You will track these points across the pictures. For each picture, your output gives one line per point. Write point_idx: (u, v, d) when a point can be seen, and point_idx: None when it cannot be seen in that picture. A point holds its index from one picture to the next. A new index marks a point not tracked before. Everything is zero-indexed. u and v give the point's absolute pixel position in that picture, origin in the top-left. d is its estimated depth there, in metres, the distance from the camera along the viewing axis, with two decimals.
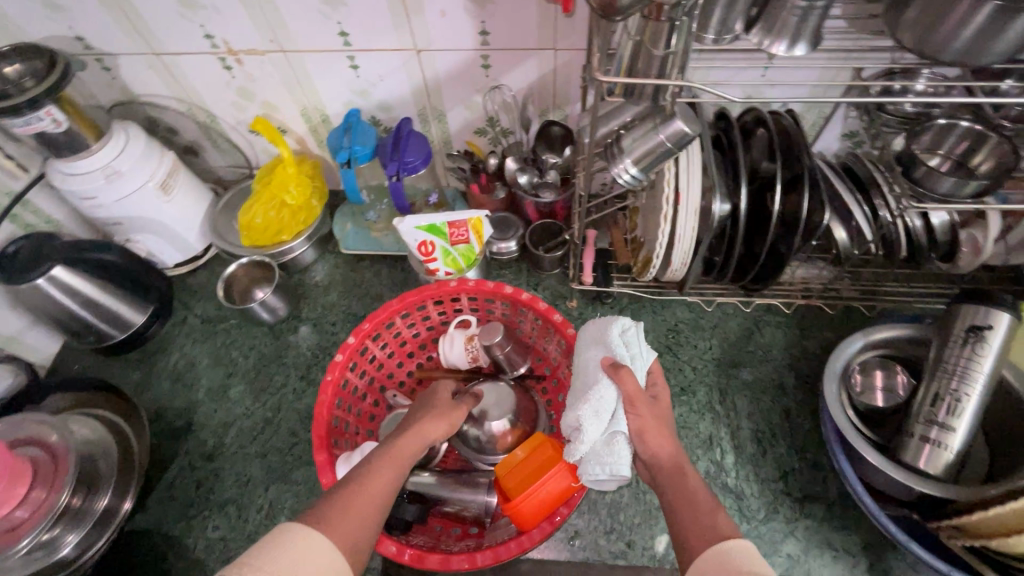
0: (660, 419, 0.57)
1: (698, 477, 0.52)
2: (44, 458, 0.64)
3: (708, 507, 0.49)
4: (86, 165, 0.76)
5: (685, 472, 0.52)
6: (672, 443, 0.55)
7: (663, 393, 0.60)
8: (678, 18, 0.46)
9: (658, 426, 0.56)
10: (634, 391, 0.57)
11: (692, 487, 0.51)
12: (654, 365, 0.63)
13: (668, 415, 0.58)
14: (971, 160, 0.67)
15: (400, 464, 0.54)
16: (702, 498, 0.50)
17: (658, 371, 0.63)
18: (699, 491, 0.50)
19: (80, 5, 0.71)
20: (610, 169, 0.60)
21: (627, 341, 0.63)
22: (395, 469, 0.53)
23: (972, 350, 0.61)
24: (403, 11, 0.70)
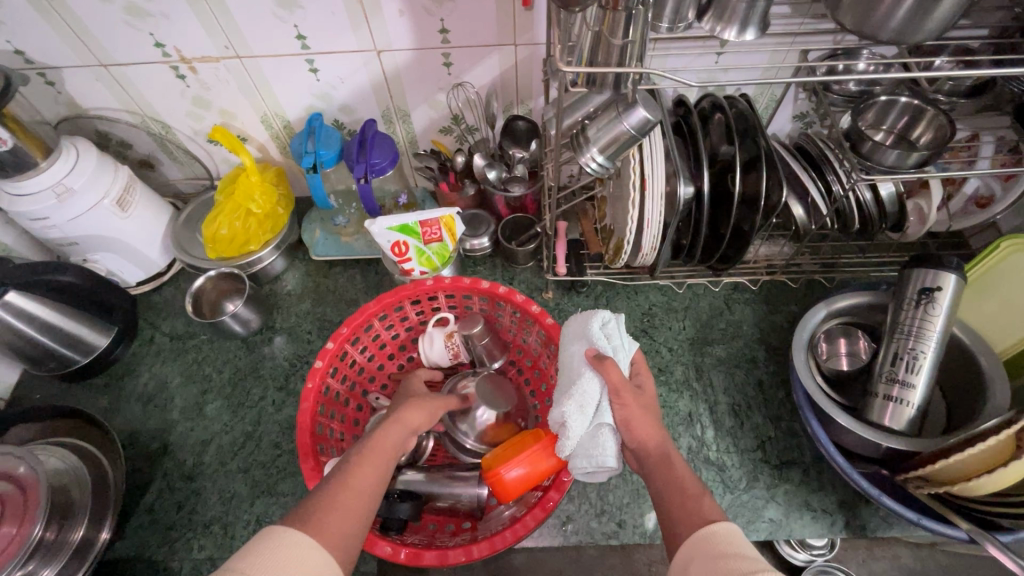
0: (645, 409, 0.59)
1: (684, 463, 0.54)
2: (13, 493, 0.61)
3: (692, 488, 0.51)
4: (35, 185, 0.73)
5: (671, 458, 0.54)
6: (657, 430, 0.57)
7: (646, 381, 0.62)
8: (634, 7, 0.47)
9: (642, 414, 0.58)
10: (618, 381, 0.59)
11: (676, 472, 0.53)
12: (637, 355, 0.65)
13: (653, 404, 0.60)
14: (912, 133, 0.72)
15: (383, 458, 0.54)
16: (686, 480, 0.52)
17: (640, 360, 0.64)
18: (684, 474, 0.52)
19: (18, 17, 0.68)
20: (577, 158, 0.62)
21: (608, 332, 0.65)
22: (378, 464, 0.53)
23: (926, 310, 0.65)
24: (360, 11, 0.69)
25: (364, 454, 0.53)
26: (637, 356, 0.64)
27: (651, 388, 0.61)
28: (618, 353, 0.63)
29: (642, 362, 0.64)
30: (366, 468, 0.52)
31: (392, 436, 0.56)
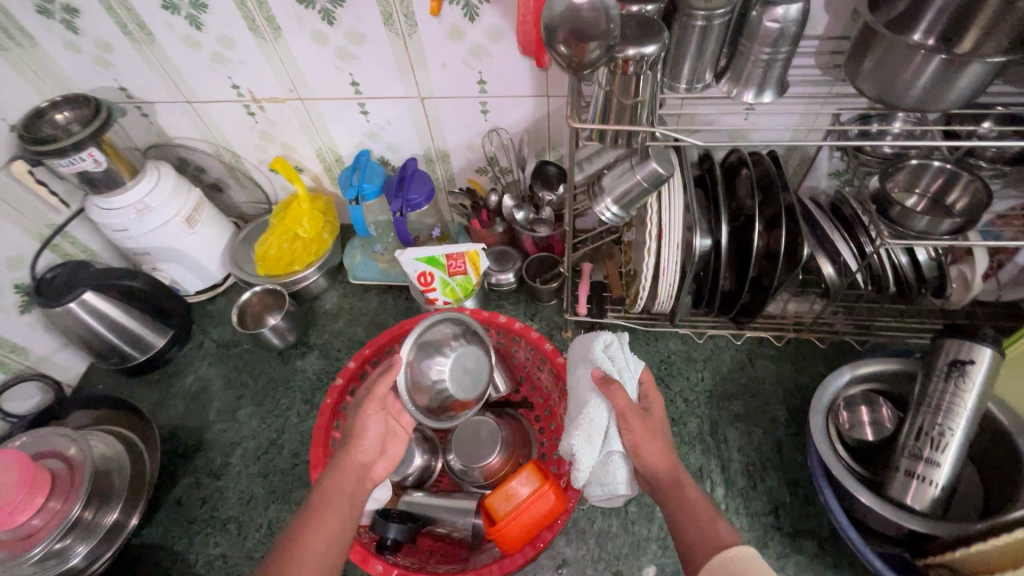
0: (658, 433, 0.59)
1: (695, 488, 0.55)
2: (63, 471, 0.69)
3: (706, 516, 0.52)
4: (120, 201, 0.85)
5: (681, 483, 0.56)
6: (668, 455, 0.57)
7: (654, 404, 0.62)
8: (642, 71, 0.50)
9: (651, 439, 0.58)
10: (628, 409, 0.59)
11: (688, 500, 0.54)
12: (647, 376, 0.66)
13: (663, 426, 0.60)
14: (946, 198, 0.69)
15: (329, 511, 0.56)
16: (700, 507, 0.53)
17: (649, 379, 0.65)
18: (695, 497, 0.54)
19: (126, 61, 0.81)
20: (594, 207, 0.65)
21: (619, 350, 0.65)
22: (326, 517, 0.55)
23: (956, 384, 0.61)
24: (408, 64, 0.77)
25: (313, 509, 0.56)
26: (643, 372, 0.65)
27: (660, 412, 0.62)
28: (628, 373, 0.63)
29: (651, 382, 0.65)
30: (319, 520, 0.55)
31: (340, 483, 0.59)
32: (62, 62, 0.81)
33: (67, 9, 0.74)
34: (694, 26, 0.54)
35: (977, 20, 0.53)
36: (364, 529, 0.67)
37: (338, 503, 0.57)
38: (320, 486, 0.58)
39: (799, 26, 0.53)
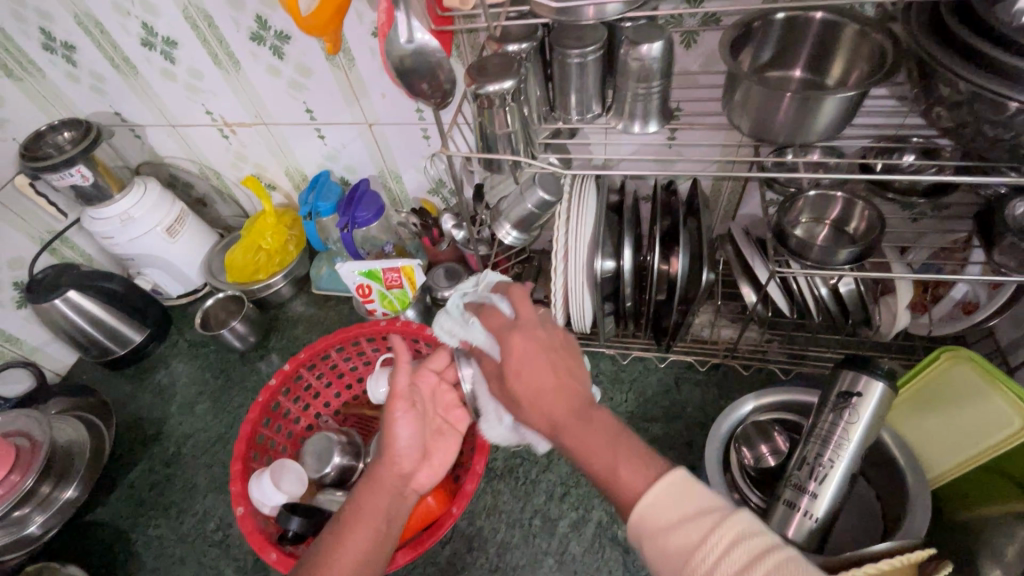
0: (525, 382, 0.51)
1: (578, 427, 0.48)
2: (26, 447, 0.78)
3: (601, 464, 0.45)
4: (107, 212, 0.95)
5: (564, 435, 0.49)
6: (541, 405, 0.50)
7: (512, 342, 0.53)
8: (505, 105, 0.54)
9: (519, 396, 0.52)
10: (495, 373, 0.57)
11: (578, 454, 0.47)
12: (490, 320, 0.57)
13: (525, 367, 0.52)
14: (850, 226, 0.69)
15: (367, 524, 0.55)
16: (593, 456, 0.46)
17: (492, 320, 0.57)
18: (582, 443, 0.47)
19: (118, 90, 0.92)
20: (499, 231, 0.69)
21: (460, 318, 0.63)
22: (366, 529, 0.55)
23: (845, 417, 0.60)
24: (352, 94, 0.84)
25: (347, 522, 0.55)
26: (487, 318, 0.58)
27: (520, 349, 0.53)
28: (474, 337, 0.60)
29: (500, 321, 0.56)
30: (351, 534, 0.54)
31: (378, 496, 0.57)
32: (66, 90, 0.94)
33: (66, 45, 0.86)
34: (571, 64, 0.58)
35: (839, 54, 0.54)
36: (272, 518, 0.73)
37: (372, 515, 0.56)
38: (357, 497, 0.57)
39: (664, 63, 0.56)
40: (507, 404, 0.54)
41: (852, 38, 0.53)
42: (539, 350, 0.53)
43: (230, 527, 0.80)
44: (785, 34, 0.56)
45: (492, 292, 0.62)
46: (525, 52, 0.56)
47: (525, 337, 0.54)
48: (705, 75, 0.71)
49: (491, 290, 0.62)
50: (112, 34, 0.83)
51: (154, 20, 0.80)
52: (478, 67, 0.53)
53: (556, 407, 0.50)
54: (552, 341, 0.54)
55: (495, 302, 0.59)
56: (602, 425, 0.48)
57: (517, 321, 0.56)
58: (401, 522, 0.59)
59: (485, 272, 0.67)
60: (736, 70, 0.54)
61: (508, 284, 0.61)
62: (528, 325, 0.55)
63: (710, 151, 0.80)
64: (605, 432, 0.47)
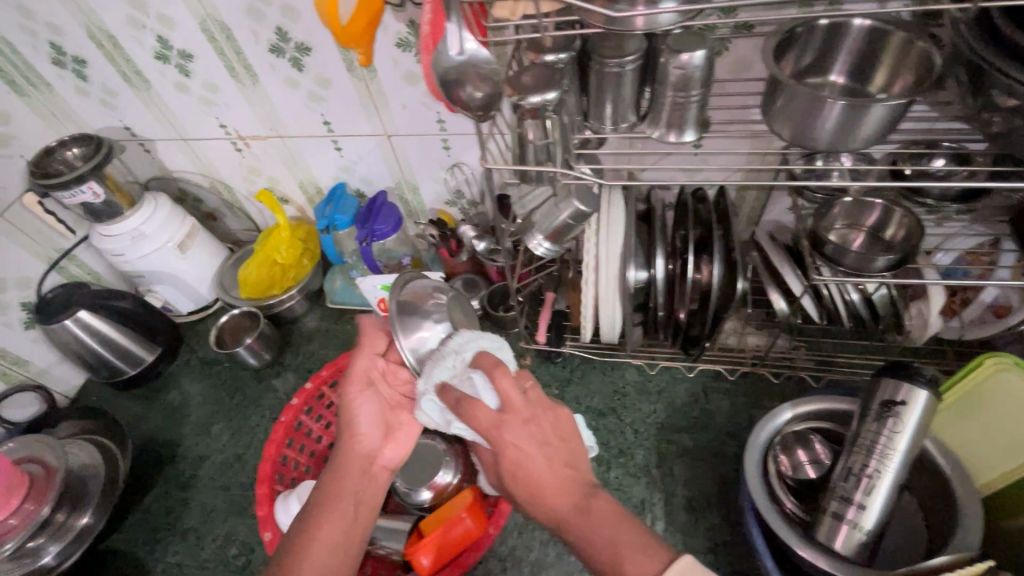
0: (526, 477, 0.53)
1: (582, 518, 0.51)
2: (40, 474, 0.75)
3: (607, 558, 0.48)
4: (118, 229, 0.93)
5: (569, 528, 0.51)
6: (545, 498, 0.52)
7: (506, 443, 0.53)
8: (547, 116, 0.53)
9: (521, 491, 0.53)
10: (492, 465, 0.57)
11: (585, 547, 0.50)
12: (476, 416, 0.54)
13: (523, 460, 0.52)
14: (885, 232, 0.70)
15: (334, 505, 0.57)
16: (600, 550, 0.49)
17: (480, 420, 0.54)
18: (589, 538, 0.49)
19: (129, 105, 0.91)
20: (529, 241, 0.68)
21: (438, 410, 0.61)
22: (333, 512, 0.57)
23: (889, 427, 0.59)
24: (372, 105, 0.83)
25: (316, 508, 0.57)
26: (473, 414, 0.54)
27: (514, 447, 0.53)
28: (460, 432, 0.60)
29: (487, 418, 0.54)
30: (323, 520, 0.56)
31: (342, 480, 0.59)
32: (74, 105, 0.92)
33: (76, 60, 0.85)
34: (609, 72, 0.57)
35: (882, 61, 0.54)
36: None
37: (340, 499, 0.58)
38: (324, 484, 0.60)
39: (706, 70, 0.55)
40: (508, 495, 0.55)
41: (898, 45, 0.52)
42: (533, 442, 0.53)
43: (252, 553, 0.77)
44: (827, 41, 0.56)
45: (473, 371, 0.57)
46: (563, 62, 0.55)
47: (520, 435, 0.53)
48: (735, 81, 0.71)
49: (472, 368, 0.58)
50: (125, 48, 0.82)
51: (170, 33, 0.78)
52: (520, 77, 0.52)
53: (559, 503, 0.52)
54: (548, 430, 0.54)
55: (473, 387, 0.56)
56: (605, 515, 0.50)
57: (505, 414, 0.54)
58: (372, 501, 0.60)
59: (463, 345, 0.61)
60: (779, 76, 0.54)
61: (488, 361, 0.57)
62: (518, 415, 0.54)
63: (736, 157, 0.79)
64: (608, 521, 0.50)
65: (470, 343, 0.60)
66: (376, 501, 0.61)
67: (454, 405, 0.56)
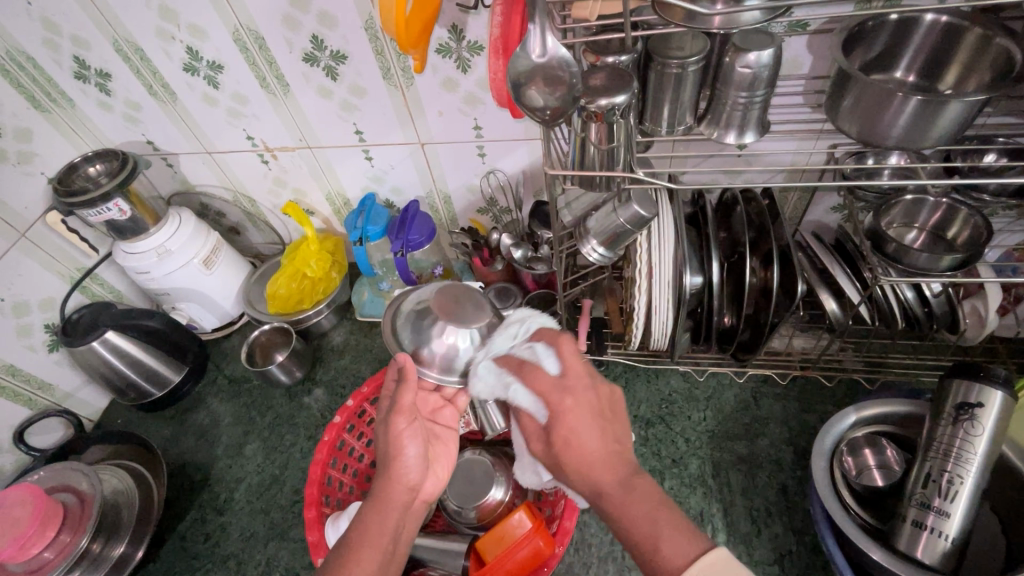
0: (573, 439, 0.51)
1: (617, 489, 0.48)
2: (74, 505, 0.72)
3: (644, 539, 0.45)
4: (143, 246, 0.90)
5: (607, 503, 0.48)
6: (588, 463, 0.50)
7: (558, 400, 0.52)
8: (615, 120, 0.51)
9: (565, 452, 0.51)
10: (537, 434, 0.54)
11: (621, 526, 0.47)
12: (535, 379, 0.54)
13: (574, 423, 0.51)
14: (947, 232, 0.69)
15: (375, 543, 0.53)
16: (635, 530, 0.46)
17: (542, 381, 0.54)
18: (627, 513, 0.47)
19: (153, 118, 0.88)
20: (582, 248, 0.66)
21: (494, 376, 0.57)
22: (375, 552, 0.53)
23: (965, 429, 0.57)
24: (407, 112, 0.80)
25: (354, 546, 0.52)
26: (534, 375, 0.54)
27: (566, 406, 0.52)
28: (518, 399, 0.55)
29: (548, 380, 0.54)
30: (359, 558, 0.52)
31: (383, 515, 0.55)
32: (96, 119, 0.90)
33: (100, 73, 0.83)
34: (669, 73, 0.55)
35: (957, 58, 0.53)
36: None
37: (378, 537, 0.54)
38: (362, 516, 0.55)
39: (773, 69, 0.53)
40: (552, 467, 0.53)
41: (974, 42, 0.51)
42: (588, 410, 0.52)
43: None
44: (895, 36, 0.55)
45: (534, 342, 0.58)
46: (624, 63, 0.53)
47: (578, 400, 0.52)
48: (786, 80, 0.69)
49: (533, 340, 0.58)
50: (152, 61, 0.80)
51: (200, 44, 0.76)
52: (588, 81, 0.50)
53: (602, 473, 0.49)
54: (601, 401, 0.53)
55: (537, 355, 0.56)
56: (646, 495, 0.47)
57: (565, 377, 0.54)
58: (409, 537, 0.57)
59: (524, 316, 0.62)
60: (849, 71, 0.52)
61: (552, 333, 0.58)
62: (578, 380, 0.54)
63: (780, 159, 0.78)
64: (647, 502, 0.47)
65: (530, 320, 0.60)
66: (411, 536, 0.58)
67: (515, 366, 0.56)
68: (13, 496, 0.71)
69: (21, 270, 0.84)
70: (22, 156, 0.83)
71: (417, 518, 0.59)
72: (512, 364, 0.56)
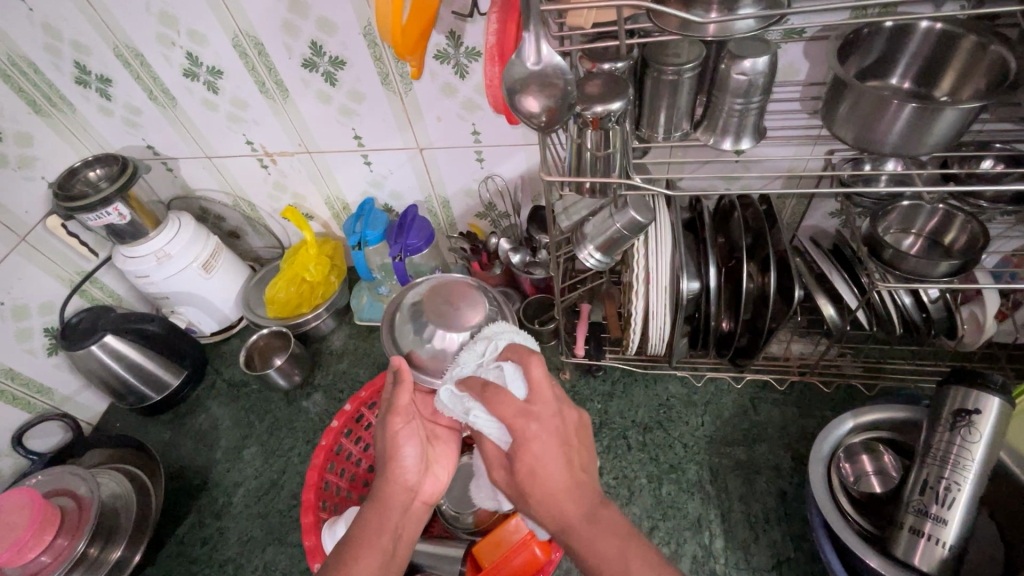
0: (538, 470, 0.49)
1: (586, 522, 0.49)
2: (72, 509, 0.72)
3: (611, 570, 0.46)
4: (143, 250, 0.91)
5: (575, 536, 0.49)
6: (555, 496, 0.49)
7: (523, 428, 0.50)
8: (610, 126, 0.51)
9: (529, 482, 0.49)
10: (499, 462, 0.53)
11: (589, 559, 0.48)
12: (501, 406, 0.51)
13: (539, 454, 0.50)
14: (944, 238, 0.69)
15: (373, 544, 0.54)
16: (603, 562, 0.47)
17: (506, 407, 0.51)
18: (596, 546, 0.47)
19: (153, 123, 0.89)
20: (578, 253, 0.66)
21: (455, 400, 0.56)
22: (374, 553, 0.53)
23: (963, 436, 0.57)
24: (406, 118, 0.81)
25: (353, 546, 0.53)
26: (500, 401, 0.52)
27: (531, 434, 0.50)
28: (480, 426, 0.53)
29: (514, 406, 0.51)
30: (359, 560, 0.53)
31: (383, 515, 0.55)
32: (97, 124, 0.90)
33: (101, 79, 0.83)
34: (665, 80, 0.56)
35: (952, 65, 0.54)
36: None
37: (379, 538, 0.54)
38: (361, 518, 0.56)
39: (768, 77, 0.53)
40: (514, 494, 0.52)
41: (970, 49, 0.51)
42: (555, 440, 0.51)
43: None
44: (890, 43, 0.55)
45: (503, 361, 0.56)
46: (620, 70, 0.54)
47: (542, 428, 0.51)
48: (782, 87, 0.69)
49: (500, 360, 0.57)
50: (153, 66, 0.80)
51: (200, 49, 0.77)
52: (584, 88, 0.51)
53: (570, 505, 0.49)
54: (568, 428, 0.53)
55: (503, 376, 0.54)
56: (613, 528, 0.49)
57: (531, 403, 0.52)
58: (411, 538, 0.57)
59: (491, 330, 0.61)
60: (845, 78, 0.52)
61: (518, 351, 0.56)
62: (544, 406, 0.52)
63: (777, 165, 0.78)
64: (615, 535, 0.48)
65: (501, 335, 0.60)
66: (412, 538, 0.57)
67: (480, 390, 0.54)
68: (12, 500, 0.71)
69: (21, 274, 0.84)
70: (23, 161, 0.84)
71: (418, 520, 0.58)
72: (474, 387, 0.55)
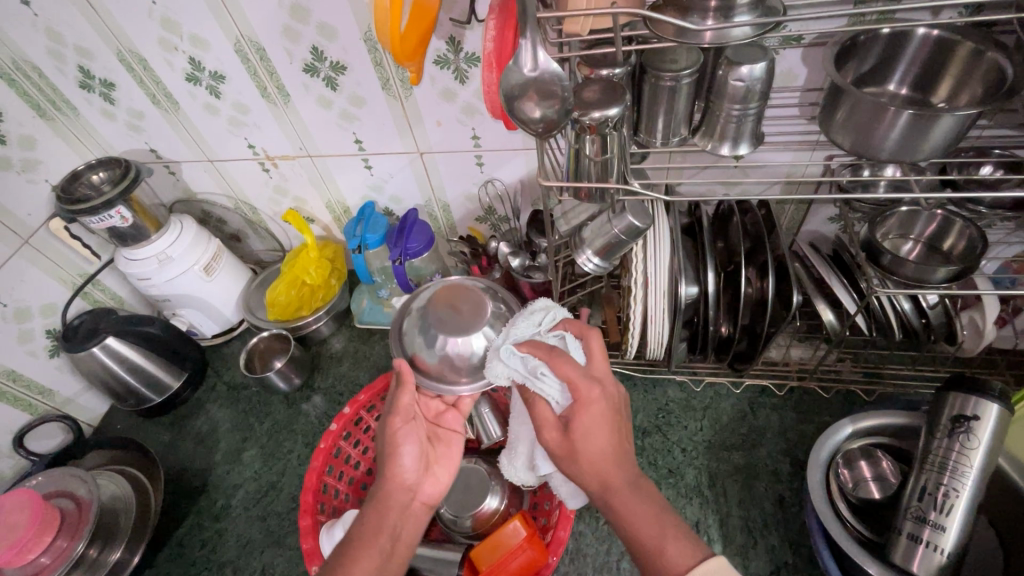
0: (591, 430, 0.51)
1: (623, 491, 0.49)
2: (71, 510, 0.73)
3: (647, 537, 0.46)
4: (145, 253, 0.91)
5: (616, 499, 0.49)
6: (602, 456, 0.50)
7: (582, 390, 0.52)
8: (607, 132, 0.51)
9: (581, 441, 0.50)
10: (550, 424, 0.54)
11: (626, 523, 0.48)
12: (567, 366, 0.54)
13: (594, 416, 0.51)
14: (942, 243, 0.69)
15: (373, 540, 0.53)
16: (640, 527, 0.47)
17: (570, 368, 0.54)
18: (633, 512, 0.48)
19: (156, 127, 0.89)
20: (577, 258, 0.66)
21: (517, 361, 0.58)
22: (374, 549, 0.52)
23: (961, 442, 0.57)
24: (406, 122, 0.81)
25: (354, 544, 0.52)
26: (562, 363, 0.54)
27: (589, 396, 0.52)
28: (545, 388, 0.55)
29: (579, 368, 0.54)
30: (359, 557, 0.51)
31: (383, 514, 0.55)
32: (100, 128, 0.91)
33: (105, 83, 0.84)
34: (663, 86, 0.56)
35: (949, 72, 0.54)
36: None
37: (379, 536, 0.54)
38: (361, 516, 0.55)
39: (765, 83, 0.54)
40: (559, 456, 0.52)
41: (966, 55, 0.52)
42: (611, 407, 0.53)
43: None
44: (887, 49, 0.55)
45: (563, 334, 0.60)
46: (618, 76, 0.54)
47: (603, 394, 0.53)
48: (780, 92, 0.70)
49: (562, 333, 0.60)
50: (156, 71, 0.81)
51: (202, 54, 0.77)
52: (581, 93, 0.51)
53: (615, 468, 0.50)
54: (620, 401, 0.54)
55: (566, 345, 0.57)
56: (652, 502, 0.49)
57: (593, 371, 0.55)
58: (413, 539, 0.56)
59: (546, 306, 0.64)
60: (842, 84, 0.52)
61: (580, 327, 0.60)
62: (602, 376, 0.55)
63: (776, 170, 0.78)
64: (653, 508, 0.48)
65: (558, 313, 0.63)
66: (414, 539, 0.56)
67: (546, 352, 0.56)
68: (12, 501, 0.71)
69: (24, 276, 0.84)
70: (27, 164, 0.85)
71: (419, 521, 0.58)
72: (541, 350, 0.57)
